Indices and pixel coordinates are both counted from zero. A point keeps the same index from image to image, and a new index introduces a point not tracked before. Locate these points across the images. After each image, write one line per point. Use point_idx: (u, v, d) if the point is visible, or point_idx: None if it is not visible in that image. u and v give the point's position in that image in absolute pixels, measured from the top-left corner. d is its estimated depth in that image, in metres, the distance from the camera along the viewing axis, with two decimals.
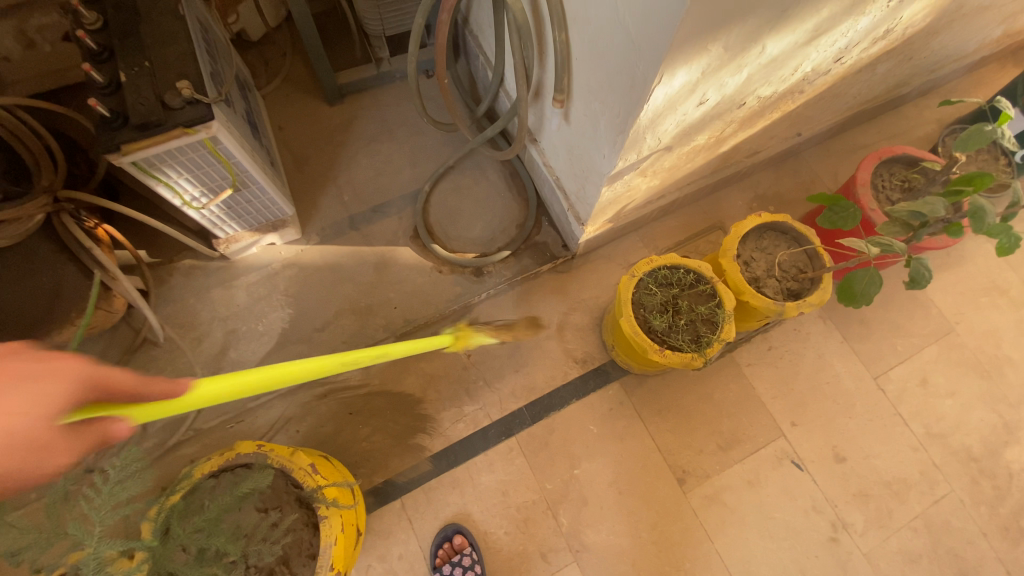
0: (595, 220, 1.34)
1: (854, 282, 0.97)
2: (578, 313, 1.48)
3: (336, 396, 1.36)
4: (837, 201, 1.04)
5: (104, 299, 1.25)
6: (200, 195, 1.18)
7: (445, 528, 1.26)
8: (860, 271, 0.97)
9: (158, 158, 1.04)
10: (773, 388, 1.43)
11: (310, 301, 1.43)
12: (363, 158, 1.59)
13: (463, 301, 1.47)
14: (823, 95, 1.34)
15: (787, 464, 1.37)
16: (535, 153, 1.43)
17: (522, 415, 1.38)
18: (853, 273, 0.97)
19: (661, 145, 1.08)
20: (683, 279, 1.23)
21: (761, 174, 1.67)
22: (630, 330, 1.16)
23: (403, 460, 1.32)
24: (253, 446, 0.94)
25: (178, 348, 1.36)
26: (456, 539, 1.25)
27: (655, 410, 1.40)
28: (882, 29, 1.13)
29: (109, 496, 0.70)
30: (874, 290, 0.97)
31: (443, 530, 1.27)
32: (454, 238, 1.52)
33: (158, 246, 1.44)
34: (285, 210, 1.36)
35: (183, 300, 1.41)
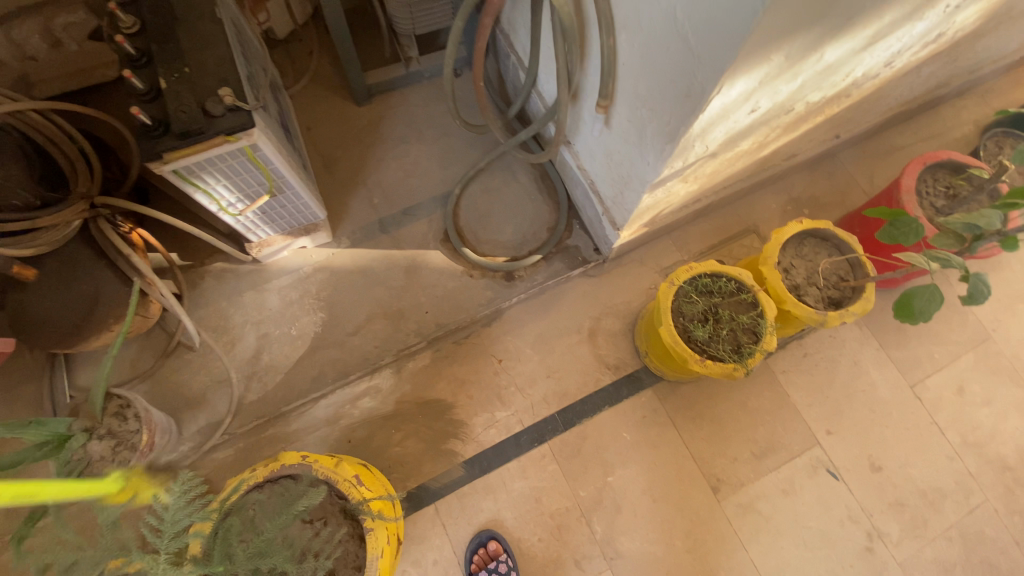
0: (632, 225, 1.32)
1: (914, 297, 0.94)
2: (610, 318, 1.46)
3: (368, 401, 1.35)
4: (891, 214, 1.01)
5: (142, 305, 1.25)
6: (236, 202, 1.18)
7: (480, 534, 1.26)
8: (920, 286, 0.94)
9: (198, 166, 1.03)
10: (808, 395, 1.42)
11: (340, 305, 1.43)
12: (392, 159, 1.57)
13: (494, 305, 1.46)
14: (867, 99, 1.30)
15: (822, 472, 1.35)
16: (569, 156, 1.41)
17: (554, 421, 1.37)
18: (913, 288, 0.94)
19: (707, 152, 1.06)
20: (725, 287, 1.20)
21: (795, 176, 1.63)
22: (670, 340, 1.14)
23: (436, 466, 1.32)
24: (298, 457, 0.94)
25: (212, 352, 1.37)
26: (491, 545, 1.25)
27: (689, 418, 1.38)
28: (936, 32, 1.09)
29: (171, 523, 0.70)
30: (934, 306, 0.94)
31: (477, 536, 1.27)
32: (484, 242, 1.51)
33: (190, 249, 1.44)
34: (317, 215, 1.35)
35: (216, 304, 1.41)
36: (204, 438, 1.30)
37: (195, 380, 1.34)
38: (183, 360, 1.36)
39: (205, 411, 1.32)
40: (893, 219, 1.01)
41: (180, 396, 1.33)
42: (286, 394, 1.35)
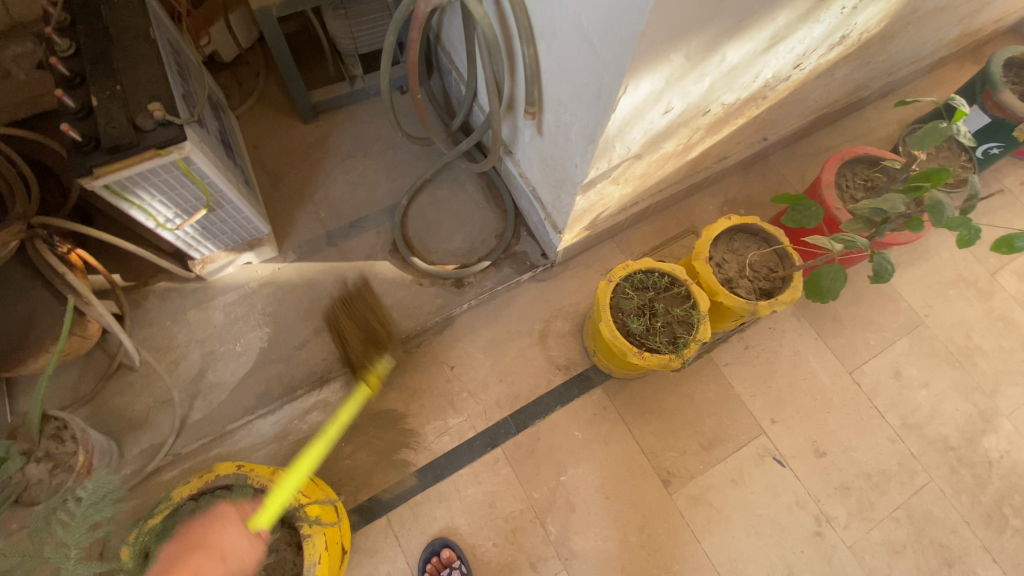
0: (572, 228, 1.36)
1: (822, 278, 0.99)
2: (559, 321, 1.49)
3: (318, 415, 1.35)
4: (799, 201, 1.06)
5: (79, 325, 1.22)
6: (174, 217, 1.18)
7: (433, 542, 1.25)
8: (826, 266, 0.99)
9: (130, 181, 1.03)
10: (751, 386, 1.47)
11: (289, 320, 1.43)
12: (339, 175, 1.59)
13: (444, 312, 1.47)
14: (785, 100, 1.39)
15: (769, 460, 1.39)
16: (510, 164, 1.45)
17: (507, 424, 1.38)
18: (819, 268, 0.99)
19: (631, 153, 1.11)
20: (658, 283, 1.26)
21: (731, 179, 1.71)
22: (609, 335, 1.19)
23: (389, 476, 1.31)
24: (233, 467, 0.92)
25: (154, 372, 1.34)
26: (444, 553, 1.24)
27: (637, 414, 1.42)
28: (838, 35, 1.17)
29: (84, 520, 0.71)
30: (840, 286, 0.99)
31: (431, 545, 1.25)
32: (433, 250, 1.53)
33: (133, 269, 1.43)
34: (260, 229, 1.37)
35: (158, 324, 1.39)
36: (147, 459, 1.27)
37: (137, 401, 1.31)
38: (124, 381, 1.33)
39: (147, 432, 1.29)
40: (796, 205, 1.09)
41: (122, 419, 1.30)
42: (232, 411, 1.33)
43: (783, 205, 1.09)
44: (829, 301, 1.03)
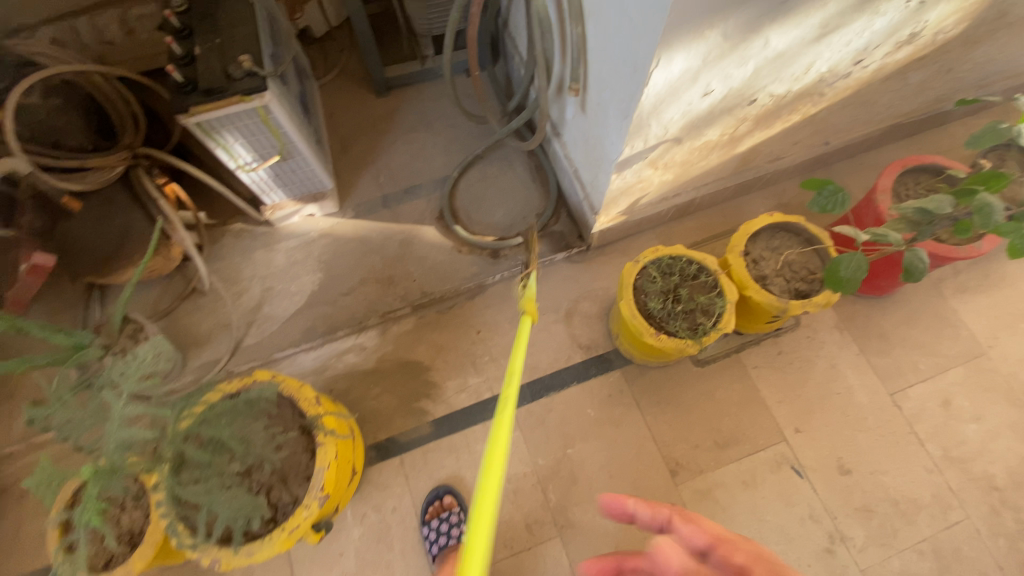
0: (608, 210, 1.39)
1: (841, 267, 1.02)
2: (587, 302, 1.52)
3: (353, 356, 1.47)
4: (828, 187, 1.04)
5: (164, 247, 1.41)
6: (252, 160, 1.34)
7: (437, 487, 1.33)
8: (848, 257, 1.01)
9: (218, 122, 1.19)
10: (779, 392, 1.43)
11: (339, 269, 1.57)
12: (401, 145, 1.72)
13: (478, 280, 1.55)
14: (847, 101, 1.34)
15: (786, 469, 1.35)
16: (557, 145, 1.51)
17: (523, 391, 1.43)
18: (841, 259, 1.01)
19: (669, 135, 1.13)
20: (686, 270, 1.27)
21: (786, 183, 1.67)
22: (629, 314, 1.22)
23: (406, 421, 1.40)
24: (269, 375, 1.05)
25: (221, 298, 1.52)
26: (446, 498, 1.31)
27: (653, 401, 1.42)
28: (905, 33, 1.13)
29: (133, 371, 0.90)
30: (861, 277, 1.01)
31: (435, 489, 1.33)
32: (475, 221, 1.62)
33: (216, 209, 1.63)
34: (324, 183, 1.51)
35: (230, 258, 1.58)
36: (204, 372, 1.44)
37: (204, 321, 1.50)
38: (196, 303, 1.52)
39: (208, 349, 1.47)
40: (822, 189, 1.05)
41: (190, 334, 1.48)
42: (280, 342, 1.48)
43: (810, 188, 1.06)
44: (850, 292, 1.04)
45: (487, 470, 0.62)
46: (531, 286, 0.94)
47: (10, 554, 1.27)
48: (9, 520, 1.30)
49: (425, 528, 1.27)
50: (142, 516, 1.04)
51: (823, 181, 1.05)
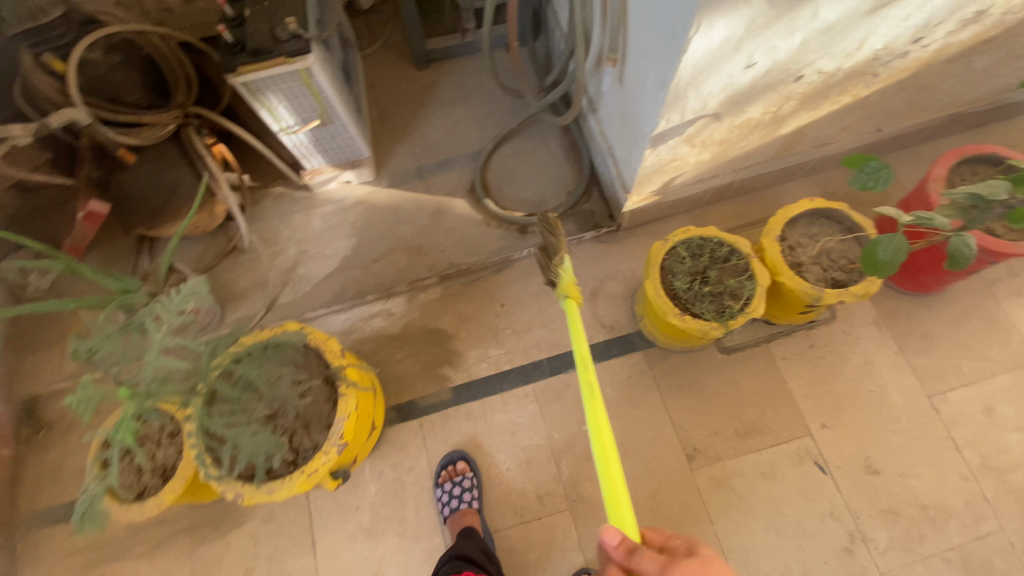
0: (640, 189, 1.37)
1: (879, 248, 0.99)
2: (613, 282, 1.51)
3: (380, 321, 1.51)
4: (871, 163, 0.99)
5: (209, 204, 1.48)
6: (294, 123, 1.38)
7: (452, 452, 1.35)
8: (888, 237, 0.98)
9: (264, 84, 1.23)
10: (807, 385, 1.38)
11: (371, 235, 1.61)
12: (438, 118, 1.74)
13: (505, 254, 1.56)
14: (903, 85, 1.27)
15: (808, 463, 1.31)
16: (593, 122, 1.50)
17: (542, 366, 1.44)
18: (880, 239, 0.98)
19: (708, 110, 1.10)
20: (717, 252, 1.24)
21: (832, 172, 1.60)
22: (654, 293, 1.21)
23: (427, 386, 1.44)
24: (298, 325, 1.09)
25: (260, 258, 1.59)
26: (459, 464, 1.34)
27: (675, 385, 1.40)
28: (971, 10, 1.06)
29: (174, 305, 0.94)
30: (900, 259, 0.98)
31: (449, 454, 1.36)
32: (506, 196, 1.62)
33: (260, 173, 1.69)
34: (361, 151, 1.55)
35: (270, 220, 1.64)
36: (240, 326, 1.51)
37: (242, 278, 1.57)
38: (236, 260, 1.59)
39: (245, 305, 1.54)
40: (865, 166, 1.00)
41: (229, 290, 1.56)
42: (311, 302, 1.54)
43: (850, 165, 1.01)
44: (888, 275, 1.00)
45: (606, 465, 0.85)
46: (565, 267, 1.03)
47: (59, 480, 1.38)
48: (59, 449, 1.41)
49: (438, 489, 1.30)
50: (176, 452, 1.11)
51: (865, 157, 1.00)
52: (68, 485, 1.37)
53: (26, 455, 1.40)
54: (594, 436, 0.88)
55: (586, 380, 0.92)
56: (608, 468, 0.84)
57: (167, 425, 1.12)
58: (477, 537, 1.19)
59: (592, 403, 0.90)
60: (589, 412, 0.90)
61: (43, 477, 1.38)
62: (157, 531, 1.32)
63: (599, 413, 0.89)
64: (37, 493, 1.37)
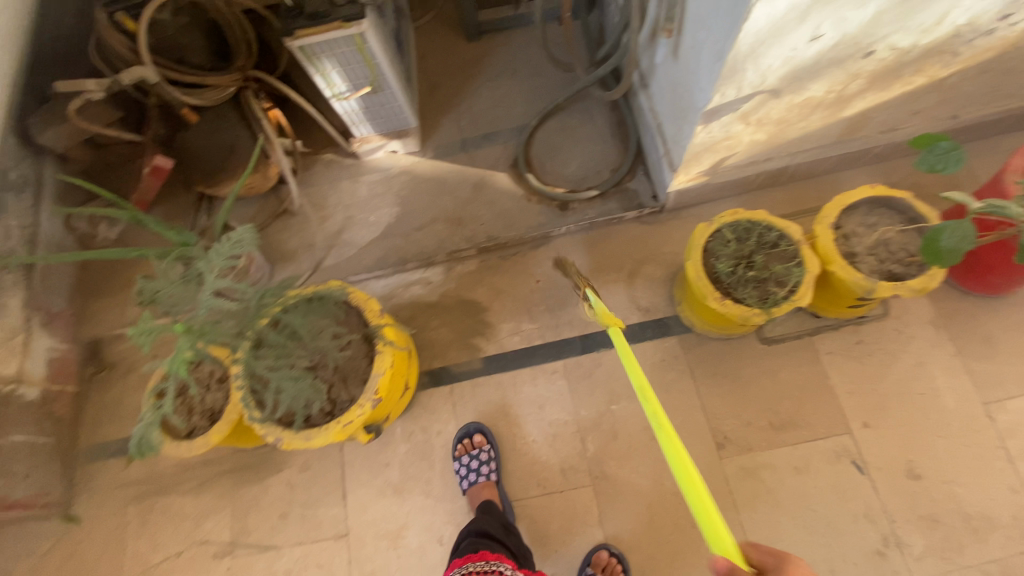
0: (688, 168, 1.33)
1: (942, 235, 0.93)
2: (653, 264, 1.48)
3: (418, 289, 1.54)
4: (942, 144, 0.94)
5: (263, 166, 1.54)
6: (346, 90, 1.42)
7: (469, 424, 1.38)
8: (954, 223, 0.92)
9: (319, 48, 1.26)
10: (850, 382, 1.32)
11: (414, 205, 1.63)
12: (486, 90, 1.74)
13: (544, 229, 1.56)
14: (986, 67, 1.18)
15: (844, 462, 1.26)
16: (644, 99, 1.46)
17: (574, 343, 1.44)
18: (945, 224, 0.93)
19: (766, 86, 1.05)
20: (766, 237, 1.20)
21: (897, 161, 1.50)
22: (695, 274, 1.18)
23: (459, 355, 1.47)
24: (341, 283, 1.13)
25: (308, 221, 1.65)
26: (476, 436, 1.36)
27: (709, 372, 1.37)
28: None
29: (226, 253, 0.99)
30: (964, 248, 0.92)
31: (465, 427, 1.38)
32: (549, 171, 1.61)
33: (311, 139, 1.74)
34: (408, 120, 1.57)
35: (319, 185, 1.69)
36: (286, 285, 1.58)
37: (291, 240, 1.64)
38: (286, 223, 1.66)
39: (292, 265, 1.60)
40: (934, 147, 0.95)
41: (278, 250, 1.63)
42: (354, 267, 1.58)
43: (918, 145, 0.96)
44: (948, 265, 0.95)
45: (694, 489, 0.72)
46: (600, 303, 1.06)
47: (119, 416, 1.49)
48: (120, 387, 1.52)
49: (455, 462, 1.32)
50: (224, 397, 1.18)
51: (936, 139, 0.95)
52: (127, 422, 1.49)
53: (91, 390, 1.52)
54: (676, 468, 0.74)
55: (654, 411, 0.81)
56: (700, 500, 0.70)
57: (218, 370, 1.20)
58: (496, 511, 1.21)
59: (664, 432, 0.78)
60: (663, 441, 0.77)
61: (105, 412, 1.50)
62: (204, 470, 1.42)
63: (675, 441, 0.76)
64: (99, 426, 1.48)
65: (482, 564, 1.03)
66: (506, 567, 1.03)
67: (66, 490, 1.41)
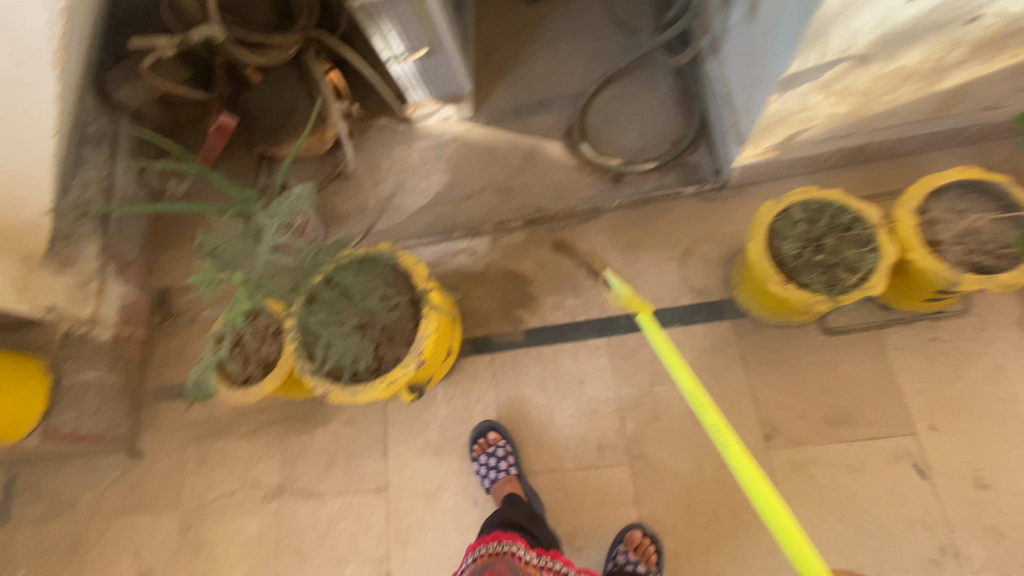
0: (756, 141, 1.25)
1: None
2: (709, 244, 1.41)
3: (464, 257, 1.54)
4: None
5: (321, 128, 1.56)
6: (403, 53, 1.41)
7: (480, 424, 1.37)
8: None
9: (377, 9, 1.26)
10: (918, 381, 1.23)
11: (465, 172, 1.62)
12: (543, 56, 1.68)
13: (596, 202, 1.51)
14: None
15: (904, 464, 1.18)
16: (713, 66, 1.38)
17: (620, 321, 1.41)
18: None
19: (853, 54, 0.95)
20: (838, 219, 1.12)
21: (998, 141, 1.35)
22: (756, 256, 1.11)
23: (502, 325, 1.47)
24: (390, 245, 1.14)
25: (361, 185, 1.68)
26: (489, 434, 1.35)
27: (762, 360, 1.31)
28: None
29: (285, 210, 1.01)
30: None
31: (478, 427, 1.37)
32: (605, 142, 1.55)
33: (367, 103, 1.75)
34: (463, 86, 1.54)
35: (372, 150, 1.71)
36: None
37: (344, 203, 1.67)
38: (341, 186, 1.69)
39: (345, 228, 1.64)
40: None
41: (331, 213, 1.66)
42: (403, 233, 1.60)
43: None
44: None
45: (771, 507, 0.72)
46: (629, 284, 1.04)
47: (183, 362, 1.60)
48: (184, 335, 1.62)
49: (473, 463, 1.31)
50: (278, 349, 1.24)
51: None
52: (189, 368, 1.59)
53: (159, 336, 1.63)
54: (750, 487, 0.74)
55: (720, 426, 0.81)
56: (782, 525, 0.71)
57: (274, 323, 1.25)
58: (520, 502, 1.22)
59: (735, 449, 0.78)
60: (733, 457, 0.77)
61: (169, 357, 1.61)
62: (257, 417, 1.50)
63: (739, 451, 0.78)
64: (165, 370, 1.60)
65: (496, 546, 1.06)
66: (518, 547, 1.06)
67: (133, 426, 1.54)
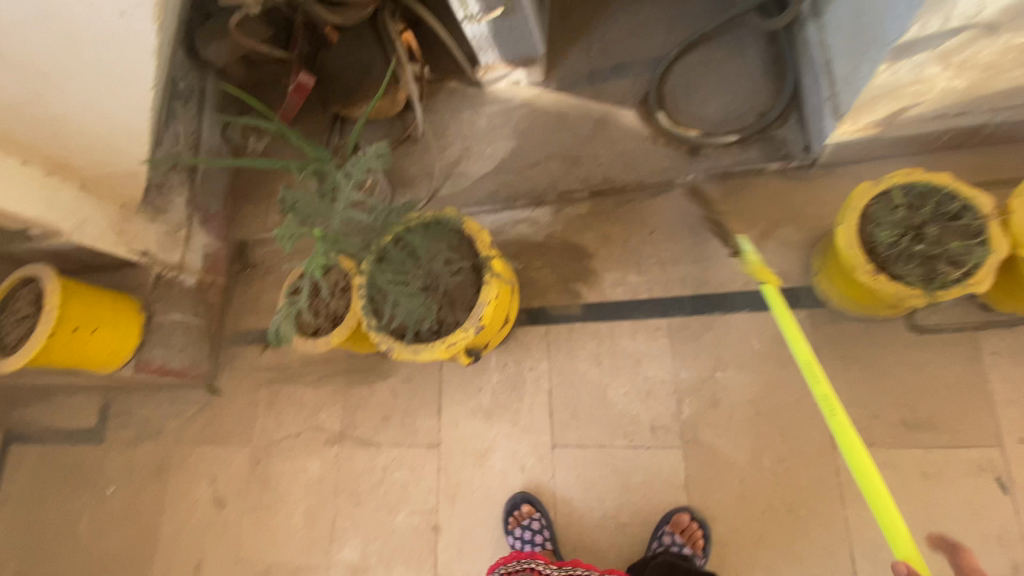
0: (858, 114, 1.13)
1: None
2: (789, 227, 1.33)
3: (526, 227, 1.53)
4: None
5: (393, 90, 1.57)
6: (477, 11, 1.35)
7: (514, 496, 1.33)
8: None
9: None
10: (1016, 391, 1.12)
11: (532, 140, 1.59)
12: (622, 18, 1.60)
13: (667, 176, 1.44)
14: None
15: (988, 478, 1.09)
16: (814, 31, 1.27)
17: (683, 302, 1.36)
18: None
19: (985, 22, 0.83)
20: (945, 207, 1.01)
21: None
22: (845, 242, 1.02)
23: (560, 298, 1.45)
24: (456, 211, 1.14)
25: (428, 149, 1.68)
26: (523, 507, 1.31)
27: (837, 354, 1.23)
28: None
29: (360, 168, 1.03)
30: None
31: (511, 499, 1.33)
32: (683, 111, 1.47)
33: (438, 65, 1.74)
34: (536, 48, 1.49)
35: (441, 113, 1.70)
36: None
37: (411, 166, 1.69)
38: (408, 149, 1.70)
39: (410, 192, 1.66)
40: None
41: (399, 176, 1.69)
42: (466, 199, 1.60)
43: None
44: None
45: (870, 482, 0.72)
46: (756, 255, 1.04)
47: (257, 311, 1.70)
48: (257, 286, 1.72)
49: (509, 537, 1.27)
50: (345, 305, 1.29)
51: None
52: (262, 317, 1.69)
53: (235, 286, 1.74)
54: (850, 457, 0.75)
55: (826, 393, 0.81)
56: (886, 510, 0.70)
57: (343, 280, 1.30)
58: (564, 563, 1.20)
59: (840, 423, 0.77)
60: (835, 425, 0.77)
61: (244, 306, 1.71)
62: (322, 368, 1.59)
63: (851, 435, 0.76)
64: (239, 317, 1.70)
65: (516, 564, 1.17)
66: (538, 563, 1.16)
67: (212, 366, 1.67)
